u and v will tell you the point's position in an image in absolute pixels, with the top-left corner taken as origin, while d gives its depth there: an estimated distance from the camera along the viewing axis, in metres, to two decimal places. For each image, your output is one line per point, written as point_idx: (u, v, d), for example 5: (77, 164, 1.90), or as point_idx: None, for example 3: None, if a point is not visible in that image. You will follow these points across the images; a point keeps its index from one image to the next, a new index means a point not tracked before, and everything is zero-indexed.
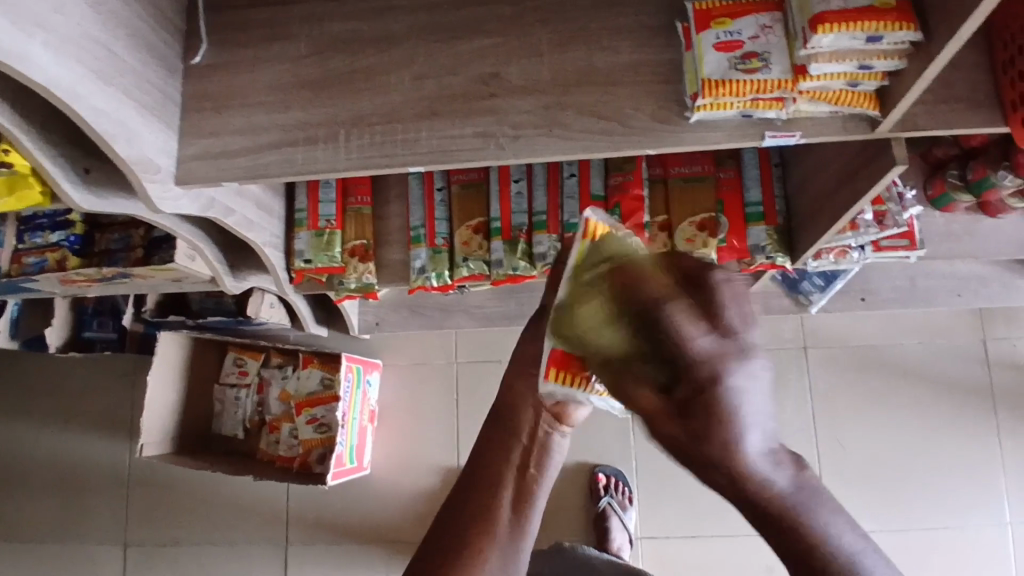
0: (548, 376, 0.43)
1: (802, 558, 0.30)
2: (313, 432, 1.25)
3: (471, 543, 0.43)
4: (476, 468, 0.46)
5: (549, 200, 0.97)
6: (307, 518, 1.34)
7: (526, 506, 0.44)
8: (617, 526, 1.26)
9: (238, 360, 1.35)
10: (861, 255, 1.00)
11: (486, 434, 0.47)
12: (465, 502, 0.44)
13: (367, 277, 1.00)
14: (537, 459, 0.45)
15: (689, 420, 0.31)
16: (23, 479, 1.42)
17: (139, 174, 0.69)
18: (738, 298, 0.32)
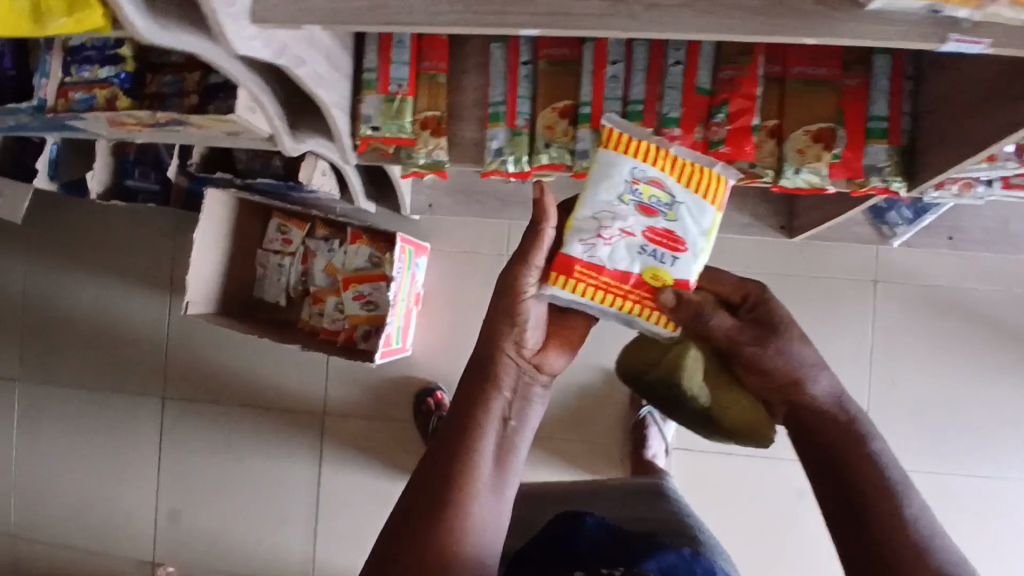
0: (551, 282, 0.60)
1: (835, 430, 0.56)
2: (360, 308, 1.22)
3: (464, 480, 0.53)
4: (467, 415, 0.56)
5: (648, 91, 0.87)
6: (344, 392, 1.35)
7: (508, 453, 0.56)
8: (655, 435, 1.26)
9: (281, 228, 1.31)
10: (986, 190, 0.90)
11: (472, 388, 0.57)
12: (456, 442, 0.55)
13: (437, 153, 0.92)
14: (516, 414, 0.57)
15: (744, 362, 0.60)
16: (64, 324, 1.42)
17: (213, 3, 0.60)
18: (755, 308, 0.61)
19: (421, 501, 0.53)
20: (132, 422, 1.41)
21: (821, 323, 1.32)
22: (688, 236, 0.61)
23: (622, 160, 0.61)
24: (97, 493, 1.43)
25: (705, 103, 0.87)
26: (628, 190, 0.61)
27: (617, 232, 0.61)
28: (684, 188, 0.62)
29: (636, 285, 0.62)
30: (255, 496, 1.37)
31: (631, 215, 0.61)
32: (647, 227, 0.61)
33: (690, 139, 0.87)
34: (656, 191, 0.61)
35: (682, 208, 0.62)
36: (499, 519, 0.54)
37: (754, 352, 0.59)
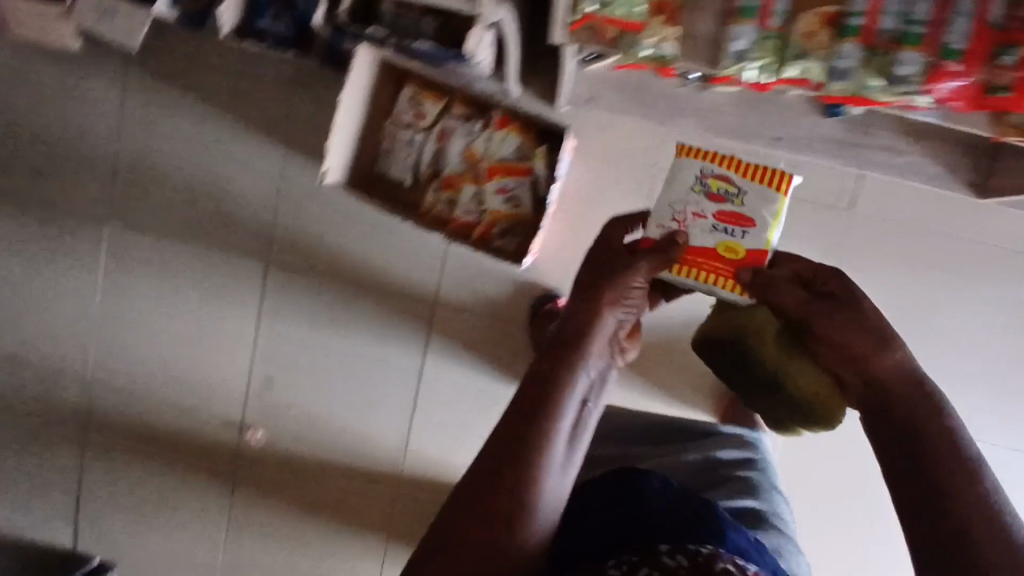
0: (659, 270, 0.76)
1: (914, 408, 0.62)
2: (501, 204, 1.13)
3: (539, 444, 0.62)
4: (551, 387, 0.64)
5: (932, 12, 0.72)
6: (459, 287, 1.28)
7: (581, 427, 0.66)
8: None
9: (415, 100, 1.18)
10: None
11: (558, 363, 0.65)
12: (539, 411, 0.63)
13: (667, 43, 0.80)
14: (596, 387, 0.67)
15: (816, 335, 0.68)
16: (160, 170, 1.31)
17: None
18: (837, 286, 0.68)
19: (504, 455, 0.62)
20: (229, 283, 1.34)
21: (980, 292, 1.21)
22: (756, 216, 0.76)
23: (692, 164, 0.78)
24: (185, 350, 1.38)
25: (1000, 38, 0.70)
26: (698, 184, 0.77)
27: (691, 217, 0.77)
28: (747, 180, 0.77)
29: (716, 260, 0.75)
30: (354, 373, 1.34)
31: (702, 202, 0.77)
32: (718, 211, 0.76)
33: (971, 79, 0.73)
34: (723, 184, 0.77)
35: (747, 195, 0.76)
36: (565, 479, 0.64)
37: (820, 324, 0.67)
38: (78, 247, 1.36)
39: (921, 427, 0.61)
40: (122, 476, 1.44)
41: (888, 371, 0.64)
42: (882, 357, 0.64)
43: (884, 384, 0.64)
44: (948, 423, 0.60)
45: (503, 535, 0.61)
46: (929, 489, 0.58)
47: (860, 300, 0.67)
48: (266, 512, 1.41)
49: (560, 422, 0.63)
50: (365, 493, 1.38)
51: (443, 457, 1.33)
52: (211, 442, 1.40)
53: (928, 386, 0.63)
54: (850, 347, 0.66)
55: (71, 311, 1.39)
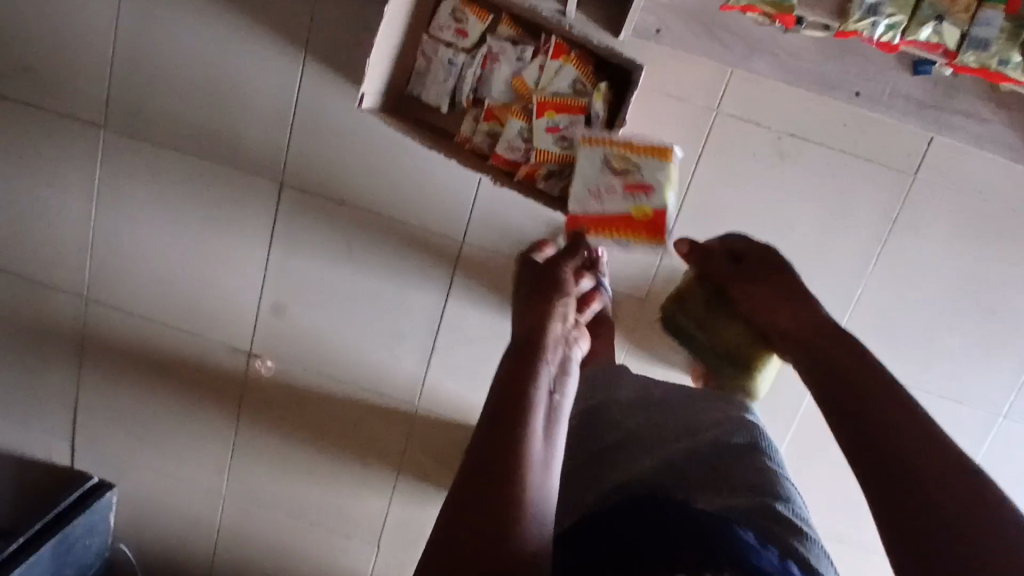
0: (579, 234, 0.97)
1: (857, 378, 0.76)
2: (552, 143, 1.02)
3: (526, 406, 0.73)
4: (523, 376, 0.78)
5: None
6: (488, 228, 1.19)
7: (556, 414, 0.77)
8: None
9: (457, 14, 1.04)
10: None
11: (525, 362, 0.80)
12: (519, 387, 0.76)
13: None
14: (558, 388, 0.80)
15: (752, 293, 0.97)
16: (160, 73, 1.17)
17: None
18: (766, 261, 0.98)
19: (497, 420, 0.71)
20: (236, 205, 1.23)
21: None
22: (653, 183, 0.97)
23: (599, 150, 0.99)
24: (190, 271, 1.28)
25: None
26: (605, 164, 0.97)
27: (604, 189, 0.97)
28: (643, 155, 0.98)
29: (630, 221, 0.96)
30: (371, 309, 1.26)
31: (610, 177, 0.98)
32: (624, 183, 0.97)
33: None
34: (625, 162, 0.98)
35: (645, 168, 0.97)
36: (553, 454, 0.72)
37: (752, 284, 0.98)
38: (68, 154, 1.23)
39: (875, 411, 0.71)
40: (123, 396, 1.38)
41: (812, 323, 0.89)
42: (783, 311, 0.93)
43: (815, 339, 0.86)
44: (898, 404, 0.70)
45: (507, 487, 0.65)
46: (894, 469, 0.64)
47: (777, 270, 0.97)
48: (274, 437, 1.38)
49: (538, 393, 0.76)
50: (377, 427, 1.34)
51: (461, 397, 1.29)
52: (216, 367, 1.34)
53: (878, 368, 0.76)
54: (782, 304, 0.94)
55: (63, 223, 1.27)
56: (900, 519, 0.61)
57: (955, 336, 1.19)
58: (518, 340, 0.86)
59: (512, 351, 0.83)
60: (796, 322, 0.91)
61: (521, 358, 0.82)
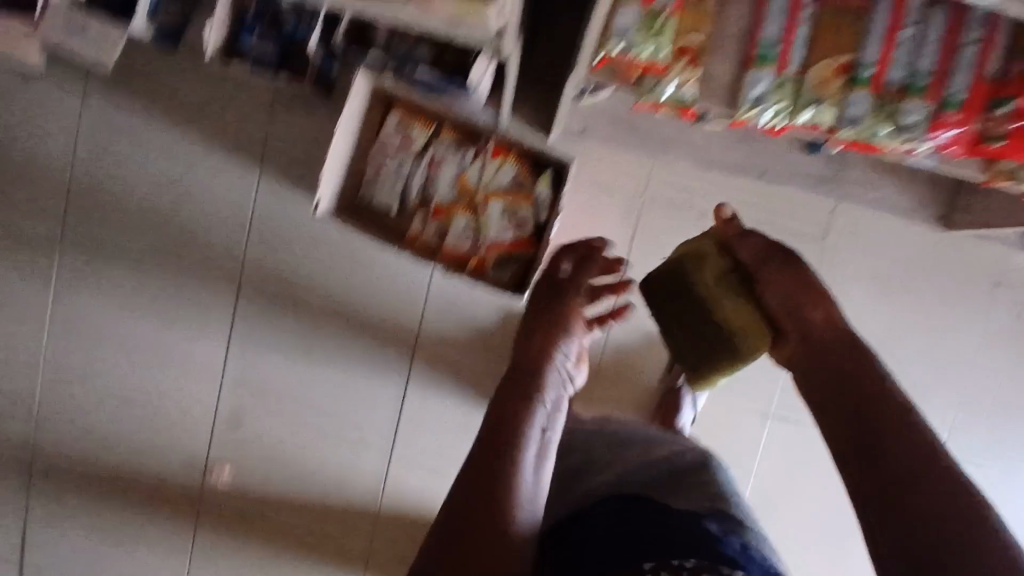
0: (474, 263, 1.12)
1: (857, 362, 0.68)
2: (500, 231, 1.12)
3: (521, 427, 0.68)
4: (523, 393, 0.72)
5: (938, 67, 0.78)
6: (442, 317, 1.24)
7: (553, 436, 0.72)
8: (687, 403, 1.25)
9: (401, 125, 1.14)
10: None
11: (526, 376, 0.75)
12: (517, 403, 0.70)
13: (690, 83, 0.81)
14: (557, 412, 0.75)
15: (777, 279, 0.76)
16: (119, 191, 1.23)
17: None
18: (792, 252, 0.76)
19: (491, 439, 0.67)
20: (193, 312, 1.25)
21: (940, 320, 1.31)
22: (538, 221, 1.13)
23: (495, 203, 1.12)
24: (144, 383, 1.27)
25: (992, 92, 0.78)
26: (500, 210, 1.12)
27: (500, 228, 1.12)
28: (528, 200, 1.12)
29: (521, 248, 1.12)
30: (332, 406, 1.28)
31: (504, 220, 1.12)
32: (515, 222, 1.12)
33: (967, 127, 0.80)
34: (515, 207, 1.12)
35: (530, 211, 1.12)
36: (543, 481, 0.67)
37: (771, 271, 0.76)
38: (23, 274, 1.25)
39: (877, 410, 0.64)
40: (69, 519, 1.32)
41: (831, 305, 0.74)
42: (818, 311, 0.72)
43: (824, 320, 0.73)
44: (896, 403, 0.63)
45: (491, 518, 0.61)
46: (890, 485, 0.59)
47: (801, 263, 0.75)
48: (233, 552, 1.32)
49: (535, 413, 0.71)
50: (342, 529, 1.31)
51: (426, 489, 1.29)
52: (171, 479, 1.30)
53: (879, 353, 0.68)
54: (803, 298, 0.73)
55: (15, 342, 1.27)
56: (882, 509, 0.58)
57: None
58: (517, 360, 0.78)
59: (510, 367, 0.77)
60: (826, 319, 0.72)
61: (523, 378, 0.74)
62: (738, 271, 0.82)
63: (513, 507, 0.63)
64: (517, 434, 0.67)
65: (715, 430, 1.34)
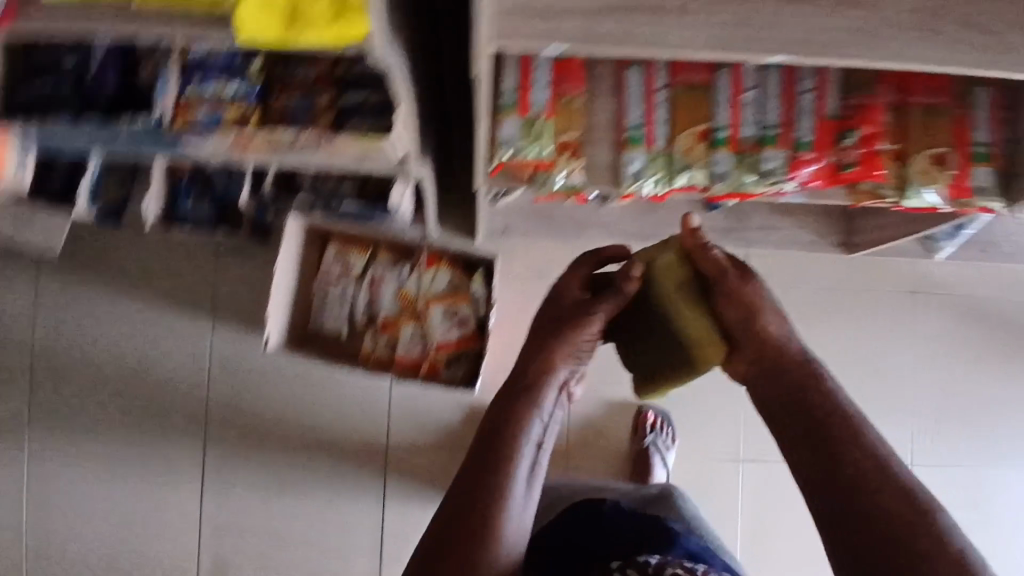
0: (426, 369, 1.19)
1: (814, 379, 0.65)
2: (445, 331, 1.20)
3: (508, 450, 0.64)
4: (517, 411, 0.66)
5: (784, 117, 0.90)
6: (407, 427, 1.28)
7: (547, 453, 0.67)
8: (658, 463, 1.29)
9: (339, 254, 1.23)
10: None
11: (523, 389, 0.68)
12: (507, 424, 0.65)
13: (576, 174, 0.92)
14: (557, 426, 0.69)
15: (741, 293, 0.69)
16: (79, 365, 1.27)
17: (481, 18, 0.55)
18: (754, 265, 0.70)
19: (480, 461, 0.63)
20: (164, 469, 1.27)
21: (867, 333, 1.43)
22: (478, 316, 1.20)
23: (435, 308, 1.20)
24: (120, 553, 1.26)
25: (834, 129, 0.90)
26: (441, 312, 1.20)
27: (444, 330, 1.20)
28: (465, 299, 1.21)
29: (468, 342, 1.20)
30: (313, 538, 1.27)
31: (446, 320, 1.20)
32: (457, 320, 1.20)
33: (823, 161, 0.91)
34: (455, 307, 1.20)
35: (469, 308, 1.21)
36: (534, 502, 0.64)
37: (734, 285, 0.69)
38: None
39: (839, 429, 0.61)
40: None
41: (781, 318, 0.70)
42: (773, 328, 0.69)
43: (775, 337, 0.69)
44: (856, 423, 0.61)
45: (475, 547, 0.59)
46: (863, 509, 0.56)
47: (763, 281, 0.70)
48: None
49: (527, 433, 0.65)
50: None
51: None
52: None
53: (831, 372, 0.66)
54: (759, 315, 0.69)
55: None
56: (850, 544, 0.55)
57: None
58: (523, 365, 0.70)
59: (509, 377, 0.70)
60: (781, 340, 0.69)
61: (521, 391, 0.68)
62: (697, 281, 0.73)
63: (499, 534, 0.60)
64: (506, 458, 0.63)
65: (694, 485, 1.37)
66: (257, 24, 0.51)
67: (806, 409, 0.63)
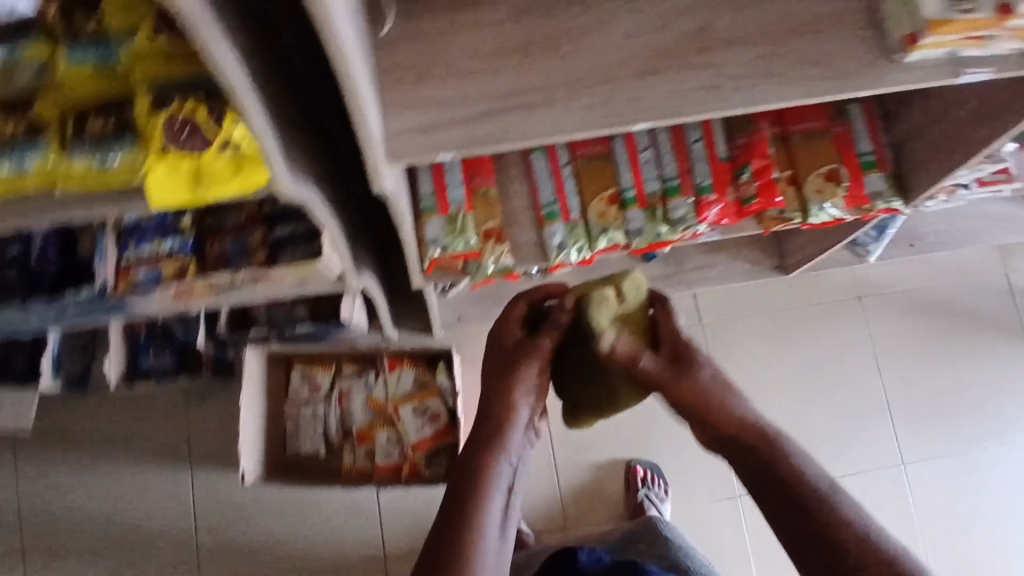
0: (406, 470, 1.19)
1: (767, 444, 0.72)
2: (419, 430, 1.21)
3: (474, 501, 0.71)
4: (480, 462, 0.74)
5: (681, 167, 0.98)
6: (403, 534, 1.27)
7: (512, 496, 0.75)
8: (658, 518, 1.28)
9: (304, 375, 1.26)
10: (966, 191, 1.12)
11: (483, 439, 0.76)
12: (472, 477, 0.73)
13: (505, 258, 0.97)
14: (518, 469, 0.77)
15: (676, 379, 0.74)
16: (64, 541, 1.26)
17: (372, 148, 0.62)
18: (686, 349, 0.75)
19: (450, 514, 0.71)
20: None
21: (828, 345, 1.48)
22: (448, 408, 1.22)
23: (404, 408, 1.22)
24: None
25: (729, 168, 0.98)
26: (412, 411, 1.22)
27: (418, 428, 1.21)
28: (433, 394, 1.23)
29: (443, 435, 1.20)
30: None
31: (417, 418, 1.21)
32: (428, 416, 1.22)
33: (726, 199, 0.98)
34: (424, 403, 1.22)
35: (438, 401, 1.22)
36: (504, 544, 0.72)
37: (668, 378, 0.75)
38: None
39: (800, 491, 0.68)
40: None
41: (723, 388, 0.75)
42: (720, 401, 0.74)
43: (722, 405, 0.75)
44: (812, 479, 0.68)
45: None
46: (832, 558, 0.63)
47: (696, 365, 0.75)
48: None
49: (490, 482, 0.73)
50: None
51: None
52: None
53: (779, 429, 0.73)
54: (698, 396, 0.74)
55: None
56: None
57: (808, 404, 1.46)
58: (483, 415, 0.77)
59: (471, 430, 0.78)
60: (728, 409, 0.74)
61: (481, 442, 0.76)
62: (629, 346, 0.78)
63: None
64: (473, 510, 0.71)
65: (699, 530, 1.37)
66: (166, 191, 0.58)
67: (772, 475, 0.70)
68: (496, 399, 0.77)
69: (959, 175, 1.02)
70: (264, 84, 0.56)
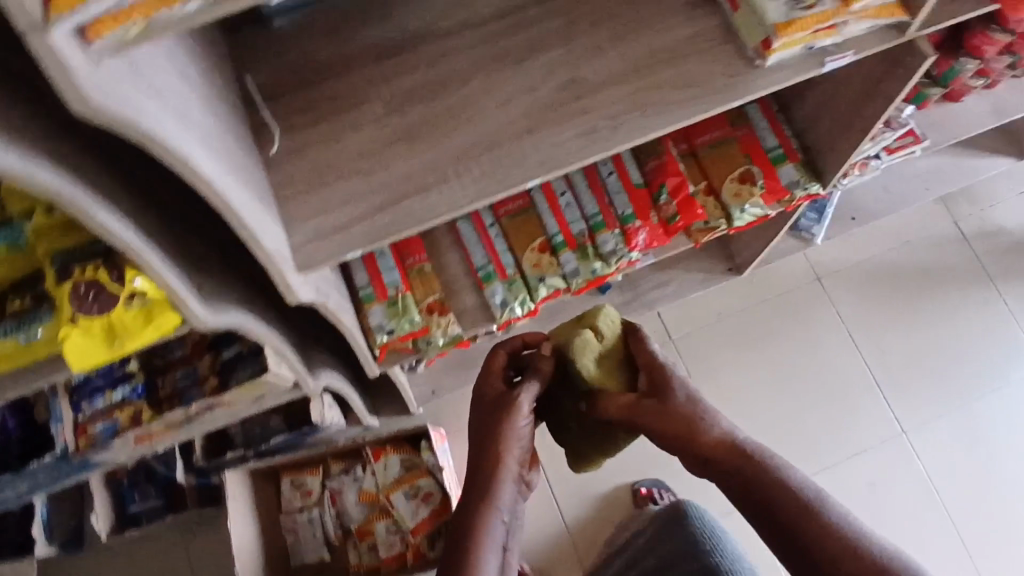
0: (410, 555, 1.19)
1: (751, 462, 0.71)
2: (415, 513, 1.20)
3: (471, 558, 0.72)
4: (474, 518, 0.74)
5: (600, 203, 1.01)
6: None
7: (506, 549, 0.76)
8: None
9: (293, 483, 1.25)
10: (879, 161, 1.16)
11: (475, 492, 0.76)
12: (468, 532, 0.73)
13: (452, 327, 0.99)
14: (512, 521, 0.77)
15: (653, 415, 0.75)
16: None
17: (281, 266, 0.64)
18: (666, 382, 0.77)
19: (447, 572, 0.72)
20: None
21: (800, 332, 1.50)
22: (438, 486, 1.21)
23: (396, 495, 1.21)
24: None
25: (646, 193, 1.01)
26: (405, 496, 1.21)
27: (413, 511, 1.20)
28: (422, 475, 1.22)
29: (440, 513, 1.20)
30: None
31: (411, 502, 1.21)
32: (421, 497, 1.21)
33: (650, 224, 1.00)
34: (415, 485, 1.21)
35: (428, 480, 1.22)
36: None
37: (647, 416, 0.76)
38: None
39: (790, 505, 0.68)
40: None
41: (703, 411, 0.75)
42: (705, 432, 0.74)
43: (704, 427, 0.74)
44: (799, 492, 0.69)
45: None
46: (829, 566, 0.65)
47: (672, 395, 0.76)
48: None
49: (487, 538, 0.73)
50: None
51: None
52: None
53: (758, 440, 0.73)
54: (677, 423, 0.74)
55: None
56: None
57: (794, 394, 1.48)
58: (476, 466, 0.77)
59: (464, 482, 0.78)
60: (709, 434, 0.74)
61: (477, 495, 0.76)
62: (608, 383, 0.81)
63: None
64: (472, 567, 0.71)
65: None
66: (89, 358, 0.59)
67: (766, 497, 0.69)
68: (488, 453, 0.77)
69: (864, 148, 1.05)
70: (163, 232, 0.59)
